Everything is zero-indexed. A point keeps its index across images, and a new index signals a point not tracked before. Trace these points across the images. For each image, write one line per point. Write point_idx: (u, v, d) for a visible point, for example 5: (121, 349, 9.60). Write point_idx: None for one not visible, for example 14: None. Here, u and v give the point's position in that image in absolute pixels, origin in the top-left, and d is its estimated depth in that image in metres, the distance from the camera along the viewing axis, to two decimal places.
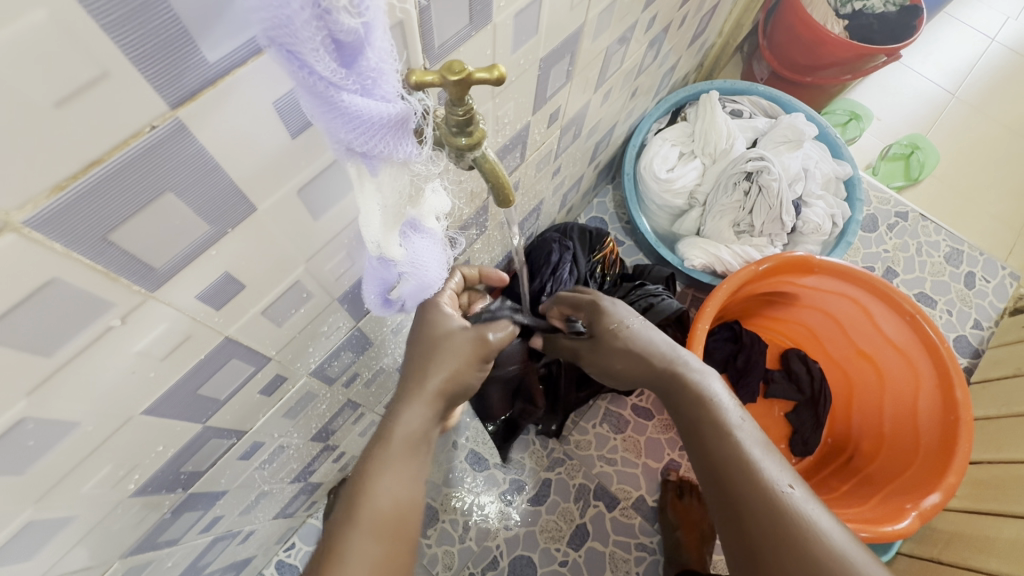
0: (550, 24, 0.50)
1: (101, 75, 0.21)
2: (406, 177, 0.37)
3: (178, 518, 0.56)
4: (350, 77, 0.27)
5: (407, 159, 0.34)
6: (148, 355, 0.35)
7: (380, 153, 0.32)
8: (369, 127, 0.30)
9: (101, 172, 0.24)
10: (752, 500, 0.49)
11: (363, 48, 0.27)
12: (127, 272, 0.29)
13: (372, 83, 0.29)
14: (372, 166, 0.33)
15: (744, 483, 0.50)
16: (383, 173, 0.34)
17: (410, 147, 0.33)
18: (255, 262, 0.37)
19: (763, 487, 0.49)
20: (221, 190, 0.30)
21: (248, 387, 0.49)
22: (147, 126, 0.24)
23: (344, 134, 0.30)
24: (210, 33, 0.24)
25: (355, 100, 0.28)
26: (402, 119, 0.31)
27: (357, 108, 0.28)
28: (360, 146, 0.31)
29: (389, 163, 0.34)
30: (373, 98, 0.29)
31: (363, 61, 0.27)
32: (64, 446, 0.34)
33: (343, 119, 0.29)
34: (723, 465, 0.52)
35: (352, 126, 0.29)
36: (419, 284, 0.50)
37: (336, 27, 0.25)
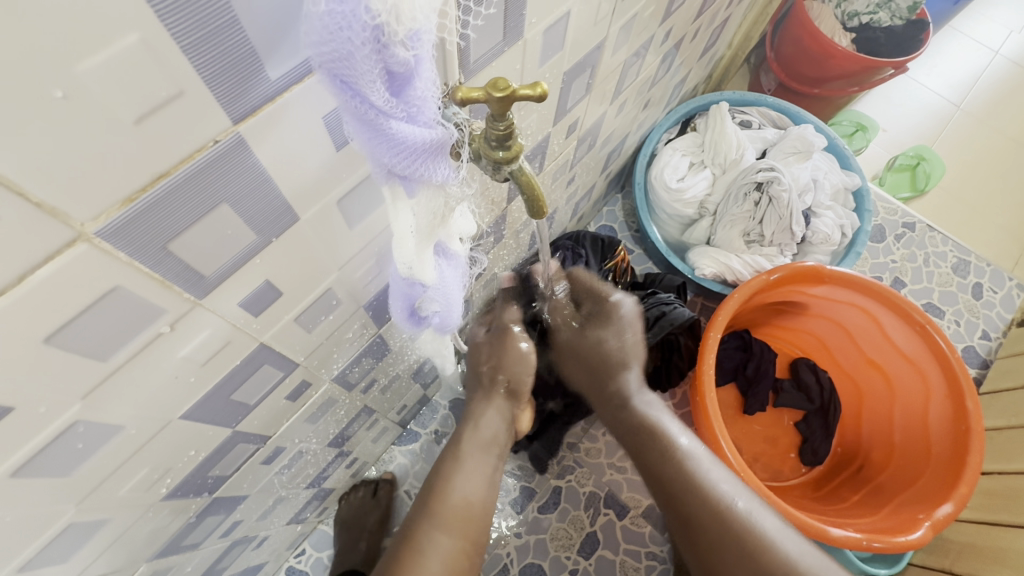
0: (574, 39, 0.52)
1: (177, 93, 0.22)
2: (441, 201, 0.37)
3: (202, 522, 0.57)
4: (398, 106, 0.28)
5: (443, 182, 0.35)
6: (191, 361, 0.35)
7: (420, 176, 0.32)
8: (411, 153, 0.30)
9: (168, 185, 0.25)
10: (707, 513, 0.60)
11: (412, 77, 0.28)
12: (180, 280, 0.30)
13: (418, 112, 0.30)
14: (410, 187, 0.34)
15: None
16: (420, 195, 0.35)
17: (446, 170, 0.34)
18: (293, 271, 0.38)
19: None
20: (269, 201, 0.31)
21: (276, 393, 0.50)
22: (211, 141, 0.25)
23: (388, 159, 0.30)
24: (271, 53, 0.25)
25: (402, 127, 0.29)
26: (439, 144, 0.32)
27: (403, 135, 0.29)
28: (401, 170, 0.31)
29: (426, 185, 0.34)
30: (417, 125, 0.30)
31: (411, 91, 0.28)
32: (107, 450, 0.35)
33: (388, 145, 0.30)
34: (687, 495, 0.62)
35: (396, 152, 0.30)
36: (444, 307, 0.50)
37: (392, 59, 0.26)
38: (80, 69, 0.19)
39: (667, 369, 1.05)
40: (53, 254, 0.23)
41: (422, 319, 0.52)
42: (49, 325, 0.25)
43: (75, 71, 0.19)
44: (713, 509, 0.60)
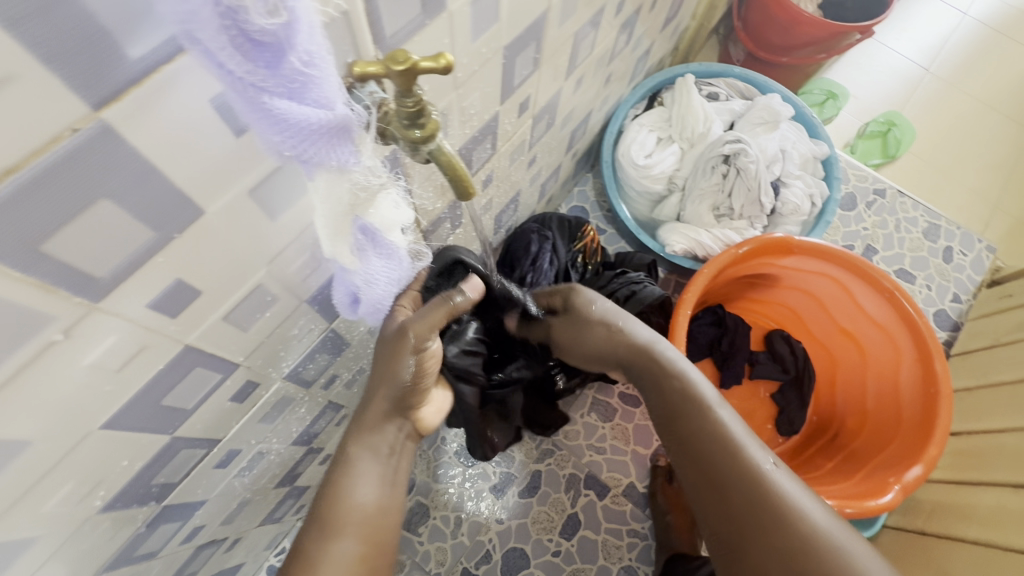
0: (510, 10, 0.49)
1: (9, 78, 0.20)
2: (346, 188, 0.34)
3: (155, 530, 0.55)
4: (272, 79, 0.25)
5: (344, 166, 0.33)
6: (100, 368, 0.33)
7: (314, 158, 0.30)
8: (301, 132, 0.28)
9: (23, 180, 0.23)
10: (735, 481, 0.51)
11: (285, 48, 0.25)
12: (66, 283, 0.28)
13: (302, 87, 0.27)
14: (309, 170, 0.32)
15: (730, 467, 0.52)
16: (320, 178, 0.33)
17: (347, 152, 0.32)
18: (210, 267, 0.36)
19: (745, 465, 0.52)
20: (163, 195, 0.29)
21: (218, 394, 0.48)
22: (68, 129, 0.23)
23: (275, 137, 0.28)
24: (124, 27, 0.22)
25: (283, 104, 0.26)
26: (337, 124, 0.30)
27: (285, 113, 0.27)
28: (291, 150, 0.29)
29: (326, 168, 0.32)
30: (304, 103, 0.27)
31: (286, 64, 0.25)
32: (14, 466, 0.33)
33: (270, 122, 0.27)
34: (709, 448, 0.54)
35: (282, 130, 0.28)
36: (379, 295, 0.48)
37: (248, 26, 0.23)
38: None
39: None
40: None
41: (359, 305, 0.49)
42: None
43: None
44: (745, 476, 0.51)
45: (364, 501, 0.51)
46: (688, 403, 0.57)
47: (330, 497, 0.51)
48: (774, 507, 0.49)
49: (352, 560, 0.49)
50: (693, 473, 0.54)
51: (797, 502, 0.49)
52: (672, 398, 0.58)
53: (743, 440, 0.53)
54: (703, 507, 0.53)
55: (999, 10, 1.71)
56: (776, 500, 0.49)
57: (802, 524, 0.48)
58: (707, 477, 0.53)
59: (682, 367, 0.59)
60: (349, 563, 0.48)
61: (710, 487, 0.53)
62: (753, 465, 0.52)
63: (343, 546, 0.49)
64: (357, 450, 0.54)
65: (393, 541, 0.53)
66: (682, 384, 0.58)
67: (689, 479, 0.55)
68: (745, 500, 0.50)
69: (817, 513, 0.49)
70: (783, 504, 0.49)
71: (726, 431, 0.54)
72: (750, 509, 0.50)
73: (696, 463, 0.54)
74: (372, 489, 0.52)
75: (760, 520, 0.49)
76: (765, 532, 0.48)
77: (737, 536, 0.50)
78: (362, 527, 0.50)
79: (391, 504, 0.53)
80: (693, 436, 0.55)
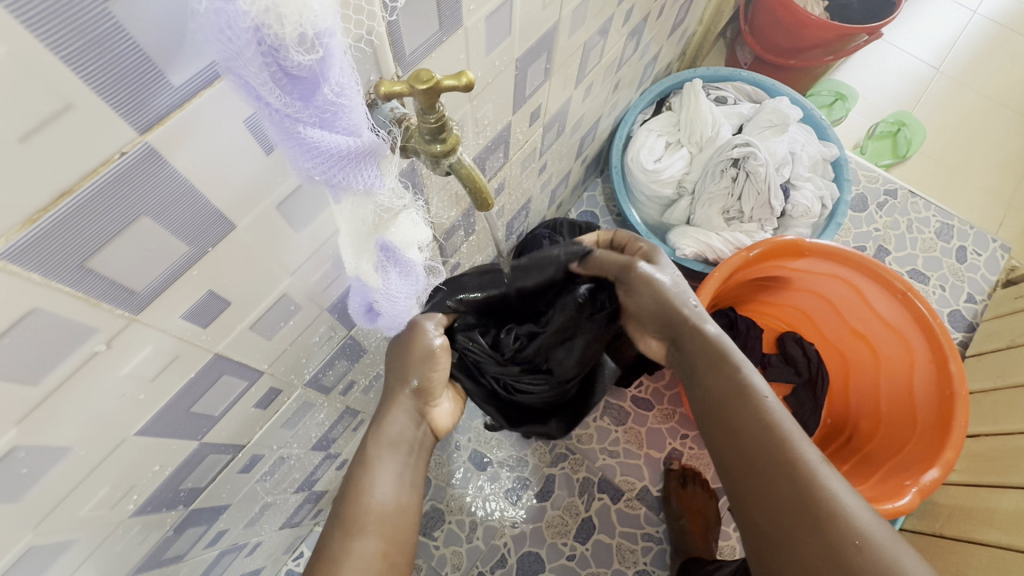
0: (523, 23, 0.50)
1: (66, 106, 0.21)
2: (370, 209, 0.36)
3: (182, 534, 0.57)
4: (307, 111, 0.27)
5: (369, 190, 0.34)
6: (137, 378, 0.35)
7: (343, 183, 0.32)
8: (332, 158, 0.30)
9: (75, 201, 0.24)
10: (780, 475, 0.49)
11: (319, 82, 0.26)
12: (108, 297, 0.29)
13: (332, 117, 0.28)
14: (336, 195, 0.33)
15: (774, 460, 0.50)
16: (346, 202, 0.34)
17: (372, 176, 0.33)
18: (239, 279, 0.37)
19: (791, 459, 0.49)
20: (198, 211, 0.30)
21: (243, 401, 0.49)
22: (117, 153, 0.24)
23: (307, 164, 0.29)
24: (170, 57, 0.24)
25: (315, 133, 0.28)
26: (363, 151, 0.31)
27: (318, 141, 0.28)
28: (322, 176, 0.30)
29: (352, 193, 0.33)
30: (334, 132, 0.29)
31: (319, 96, 0.27)
32: (56, 472, 0.35)
33: (303, 150, 0.28)
34: (755, 440, 0.52)
35: (313, 158, 0.29)
36: (398, 310, 0.49)
37: (286, 61, 0.24)
38: None
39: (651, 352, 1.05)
40: None
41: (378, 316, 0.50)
42: None
43: None
44: (786, 470, 0.49)
45: (382, 499, 0.52)
46: (734, 391, 0.55)
47: (351, 495, 0.51)
48: (820, 505, 0.47)
49: (373, 557, 0.48)
50: (735, 463, 0.53)
51: (844, 503, 0.47)
52: (718, 387, 0.56)
53: (790, 434, 0.51)
54: (744, 501, 0.52)
55: (1009, 7, 1.70)
56: (822, 498, 0.47)
57: (848, 524, 0.46)
58: (747, 468, 0.52)
59: (732, 355, 0.57)
60: (370, 559, 0.48)
61: (752, 481, 0.51)
62: (798, 459, 0.49)
63: (361, 542, 0.49)
64: (374, 449, 0.55)
65: (413, 542, 0.52)
66: (731, 374, 0.56)
67: (731, 471, 0.53)
68: (788, 495, 0.48)
69: (865, 515, 0.47)
70: (828, 502, 0.47)
71: (773, 423, 0.52)
72: (795, 504, 0.48)
73: (741, 455, 0.52)
74: (389, 484, 0.53)
75: (801, 517, 0.47)
76: (806, 529, 0.47)
77: (776, 532, 0.49)
78: (380, 523, 0.50)
79: (410, 499, 0.54)
80: (741, 427, 0.53)
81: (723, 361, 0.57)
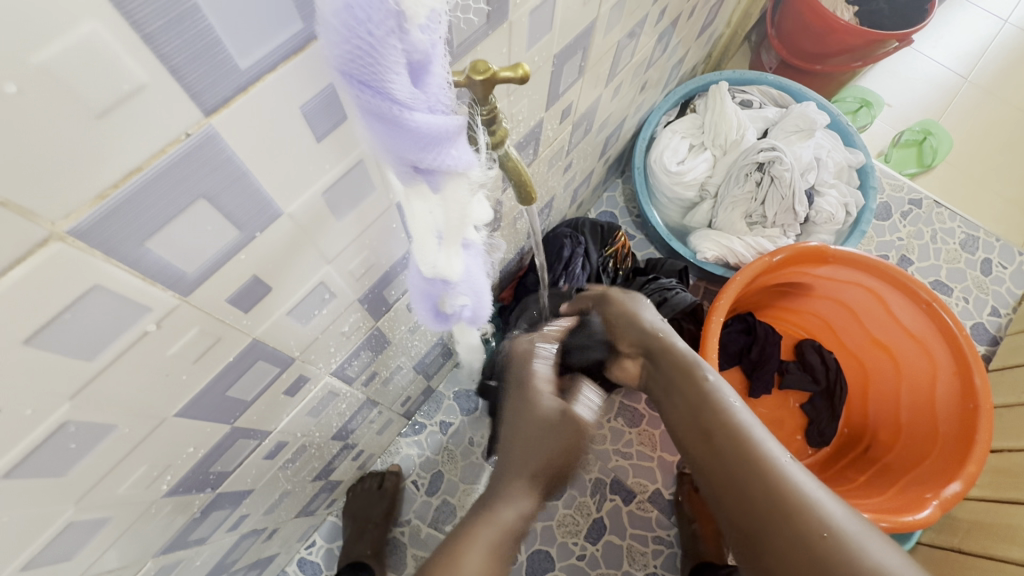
0: (563, 20, 0.50)
1: (141, 85, 0.22)
2: (466, 189, 0.34)
3: (206, 517, 0.57)
4: (420, 98, 0.27)
5: (466, 171, 0.32)
6: (180, 359, 0.35)
7: (445, 167, 0.30)
8: (434, 145, 0.28)
9: (140, 180, 0.24)
10: (752, 477, 0.48)
11: (428, 65, 0.27)
12: (162, 277, 0.29)
13: (434, 103, 0.28)
14: (434, 181, 0.32)
15: (742, 460, 0.50)
16: (445, 188, 0.33)
17: (461, 154, 0.31)
18: (281, 265, 0.38)
19: (756, 457, 0.49)
20: (250, 195, 0.31)
21: (274, 387, 0.50)
22: (183, 134, 0.25)
23: (416, 154, 0.28)
24: (241, 41, 0.24)
25: (426, 118, 0.27)
26: (460, 133, 0.30)
27: (424, 128, 0.27)
28: (428, 164, 0.29)
29: (451, 177, 0.32)
30: (438, 116, 0.28)
31: (428, 80, 0.27)
32: (100, 449, 0.35)
33: (415, 140, 0.28)
34: (725, 443, 0.51)
35: (422, 145, 0.28)
36: (473, 300, 0.48)
37: (410, 45, 0.25)
38: (31, 62, 0.18)
39: None
40: (26, 253, 0.23)
41: (448, 316, 0.50)
42: (32, 324, 0.25)
43: (28, 66, 0.18)
44: (755, 467, 0.48)
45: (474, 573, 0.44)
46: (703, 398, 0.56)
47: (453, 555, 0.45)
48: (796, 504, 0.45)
49: None
50: (709, 470, 0.52)
51: (815, 497, 0.46)
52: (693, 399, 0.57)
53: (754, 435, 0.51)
54: (720, 505, 0.50)
55: None
56: (790, 490, 0.46)
57: (817, 518, 0.44)
58: (719, 475, 0.51)
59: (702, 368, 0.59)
60: None
61: (725, 483, 0.50)
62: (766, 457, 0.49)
63: None
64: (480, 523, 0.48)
65: None
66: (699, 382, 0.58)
67: (706, 477, 0.52)
68: (760, 495, 0.47)
69: (838, 510, 0.45)
70: (797, 495, 0.46)
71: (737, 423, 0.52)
72: (765, 501, 0.47)
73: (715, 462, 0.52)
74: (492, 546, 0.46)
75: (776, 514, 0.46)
76: (779, 526, 0.45)
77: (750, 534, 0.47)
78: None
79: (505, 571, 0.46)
80: (709, 430, 0.53)
81: (694, 372, 0.59)
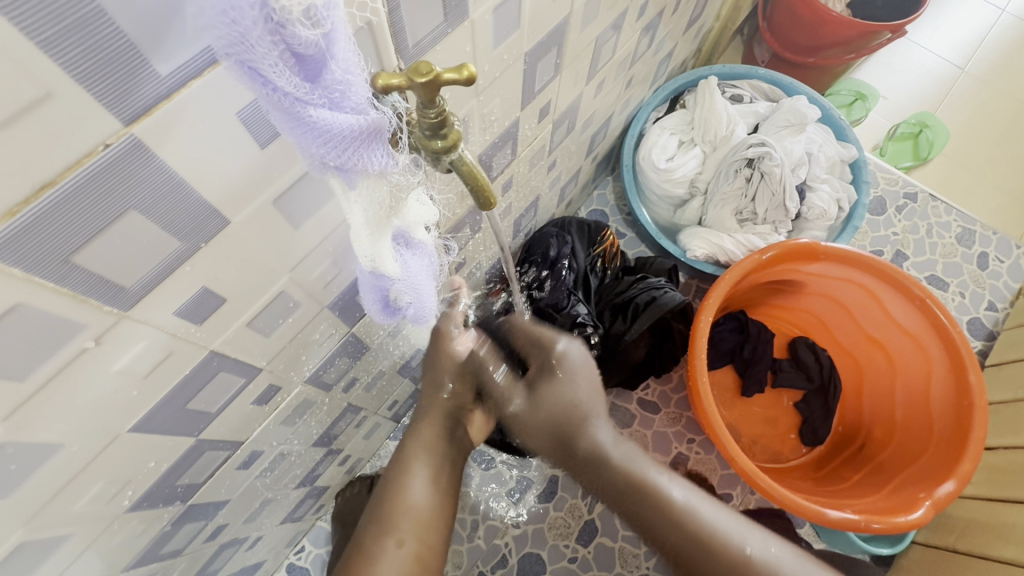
0: (532, 16, 0.49)
1: (45, 95, 0.21)
2: (386, 189, 0.35)
3: (180, 529, 0.56)
4: (316, 91, 0.26)
5: (383, 169, 0.33)
6: (130, 374, 0.34)
7: (356, 166, 0.31)
8: (340, 140, 0.28)
9: (57, 194, 0.23)
10: (670, 527, 0.62)
11: (326, 59, 0.26)
12: (96, 292, 0.28)
13: (340, 96, 0.27)
14: (348, 178, 0.32)
15: (672, 529, 0.62)
16: (361, 185, 0.33)
17: (384, 157, 0.32)
18: (235, 276, 0.37)
19: (680, 523, 0.62)
20: (189, 206, 0.29)
21: (241, 398, 0.49)
22: (100, 145, 0.23)
23: (316, 149, 0.28)
24: (156, 45, 0.23)
25: (325, 114, 0.27)
26: (374, 130, 0.30)
27: (326, 123, 0.27)
28: (335, 160, 0.29)
29: (366, 174, 0.32)
30: (343, 111, 0.28)
31: (328, 75, 0.26)
32: (49, 467, 0.34)
33: (312, 134, 0.27)
34: (661, 522, 0.62)
35: (323, 141, 0.28)
36: (417, 299, 0.48)
37: (294, 40, 0.23)
38: None
39: (660, 354, 1.04)
40: None
41: (396, 309, 0.50)
42: None
43: None
44: (686, 535, 0.61)
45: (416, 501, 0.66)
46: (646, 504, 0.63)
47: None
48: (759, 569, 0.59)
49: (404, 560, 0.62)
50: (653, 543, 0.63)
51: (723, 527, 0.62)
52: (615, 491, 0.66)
53: (680, 504, 0.63)
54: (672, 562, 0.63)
55: None
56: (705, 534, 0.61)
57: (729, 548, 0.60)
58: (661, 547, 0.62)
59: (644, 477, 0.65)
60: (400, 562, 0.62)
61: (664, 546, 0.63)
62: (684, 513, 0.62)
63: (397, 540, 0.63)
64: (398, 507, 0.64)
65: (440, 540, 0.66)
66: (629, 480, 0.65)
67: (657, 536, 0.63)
68: (692, 550, 0.61)
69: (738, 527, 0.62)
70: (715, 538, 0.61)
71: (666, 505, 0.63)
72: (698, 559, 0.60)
73: (654, 532, 0.63)
74: (422, 495, 0.66)
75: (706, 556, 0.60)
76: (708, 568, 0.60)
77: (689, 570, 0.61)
78: (415, 525, 0.64)
79: (439, 514, 0.67)
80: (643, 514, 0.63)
81: (611, 459, 0.66)
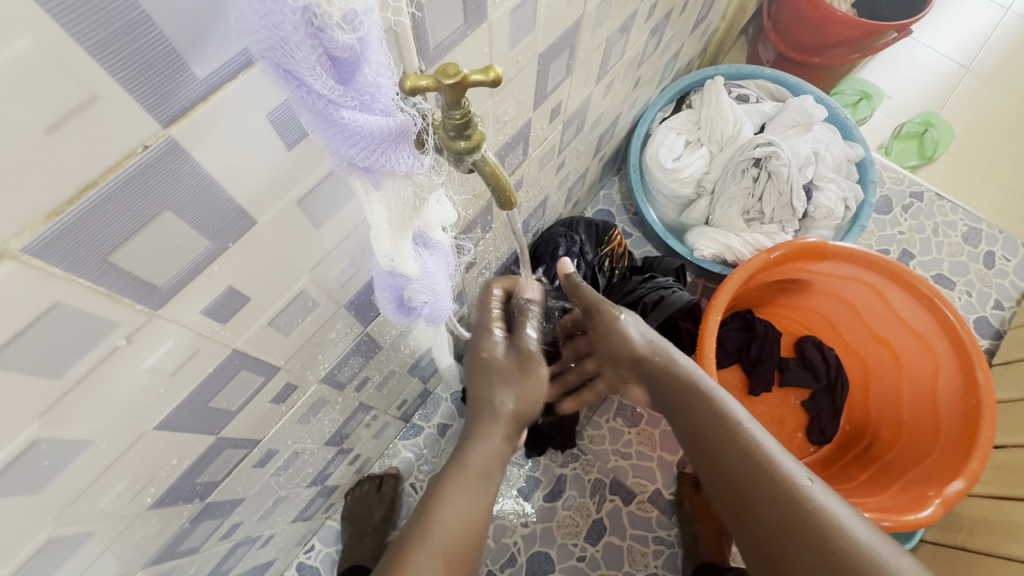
0: (547, 18, 0.49)
1: (91, 99, 0.21)
2: (410, 190, 0.35)
3: (198, 526, 0.57)
4: (348, 94, 0.27)
5: (408, 171, 0.33)
6: (157, 372, 0.35)
7: (382, 167, 0.31)
8: (370, 142, 0.29)
9: (98, 195, 0.24)
10: (749, 473, 0.51)
11: (359, 63, 0.26)
12: (130, 291, 0.29)
13: (371, 98, 0.28)
14: (375, 180, 0.32)
15: (751, 478, 0.51)
16: (387, 186, 0.33)
17: (410, 159, 0.32)
18: (259, 275, 0.37)
19: (765, 476, 0.50)
20: (219, 206, 0.30)
21: (259, 397, 0.49)
22: (140, 146, 0.24)
23: (346, 150, 0.29)
24: (197, 49, 0.23)
25: (356, 116, 0.27)
26: (401, 131, 0.30)
27: (358, 125, 0.28)
28: (363, 161, 0.30)
29: (392, 176, 0.33)
30: (373, 113, 0.28)
31: (360, 77, 0.27)
32: (78, 464, 0.35)
33: (343, 136, 0.28)
34: (737, 468, 0.52)
35: (353, 143, 0.28)
36: (433, 298, 0.49)
37: (330, 44, 0.24)
38: None
39: None
40: None
41: (411, 309, 0.50)
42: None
43: None
44: (768, 484, 0.49)
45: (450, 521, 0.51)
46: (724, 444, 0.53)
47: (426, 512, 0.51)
48: (813, 522, 0.46)
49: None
50: (721, 491, 0.53)
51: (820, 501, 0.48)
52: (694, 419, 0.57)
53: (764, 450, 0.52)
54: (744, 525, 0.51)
55: None
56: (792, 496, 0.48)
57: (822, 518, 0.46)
58: (730, 496, 0.52)
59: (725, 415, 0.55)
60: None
61: (740, 505, 0.51)
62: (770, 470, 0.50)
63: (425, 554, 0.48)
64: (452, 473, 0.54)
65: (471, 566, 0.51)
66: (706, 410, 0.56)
67: (729, 483, 0.52)
68: (766, 511, 0.49)
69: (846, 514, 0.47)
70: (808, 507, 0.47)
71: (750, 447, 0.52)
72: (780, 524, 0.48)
73: (725, 478, 0.52)
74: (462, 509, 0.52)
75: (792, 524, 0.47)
76: (790, 542, 0.47)
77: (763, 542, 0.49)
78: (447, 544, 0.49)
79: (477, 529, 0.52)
80: (719, 454, 0.53)
81: (696, 391, 0.57)
